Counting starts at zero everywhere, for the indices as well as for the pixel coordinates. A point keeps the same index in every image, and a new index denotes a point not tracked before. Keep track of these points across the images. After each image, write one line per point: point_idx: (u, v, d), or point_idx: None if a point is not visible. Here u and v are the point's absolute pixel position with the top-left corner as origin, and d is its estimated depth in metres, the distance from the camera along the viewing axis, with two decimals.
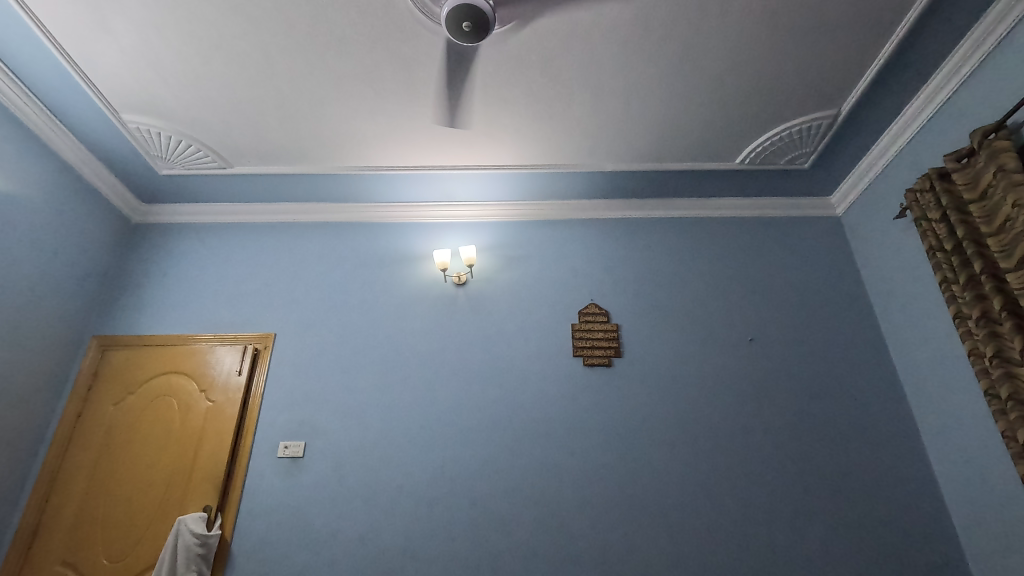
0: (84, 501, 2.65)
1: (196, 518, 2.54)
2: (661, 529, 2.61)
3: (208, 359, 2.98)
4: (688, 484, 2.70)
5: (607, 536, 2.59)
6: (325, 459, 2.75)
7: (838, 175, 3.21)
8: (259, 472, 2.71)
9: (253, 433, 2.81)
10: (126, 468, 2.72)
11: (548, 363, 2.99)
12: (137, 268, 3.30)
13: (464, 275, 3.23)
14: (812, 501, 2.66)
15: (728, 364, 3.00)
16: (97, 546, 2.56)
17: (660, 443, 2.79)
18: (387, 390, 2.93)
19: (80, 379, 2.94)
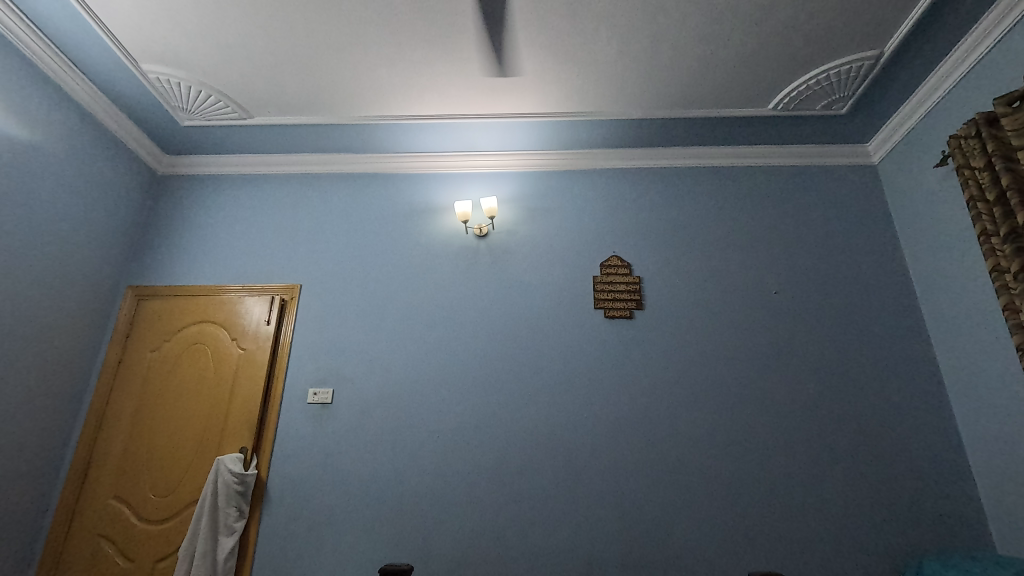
0: (129, 441, 2.81)
1: (233, 458, 2.67)
2: (678, 476, 2.66)
3: (238, 309, 3.07)
4: (707, 435, 2.73)
5: (625, 483, 2.66)
6: (353, 405, 2.85)
7: (876, 121, 3.06)
8: (290, 417, 2.84)
9: (283, 380, 2.92)
10: (166, 411, 2.86)
11: (569, 315, 3.01)
12: (165, 220, 3.36)
13: (485, 227, 3.21)
14: (831, 453, 2.68)
15: (751, 317, 2.97)
16: (144, 482, 2.73)
17: (680, 394, 2.82)
18: (410, 340, 2.99)
19: (118, 327, 3.07)
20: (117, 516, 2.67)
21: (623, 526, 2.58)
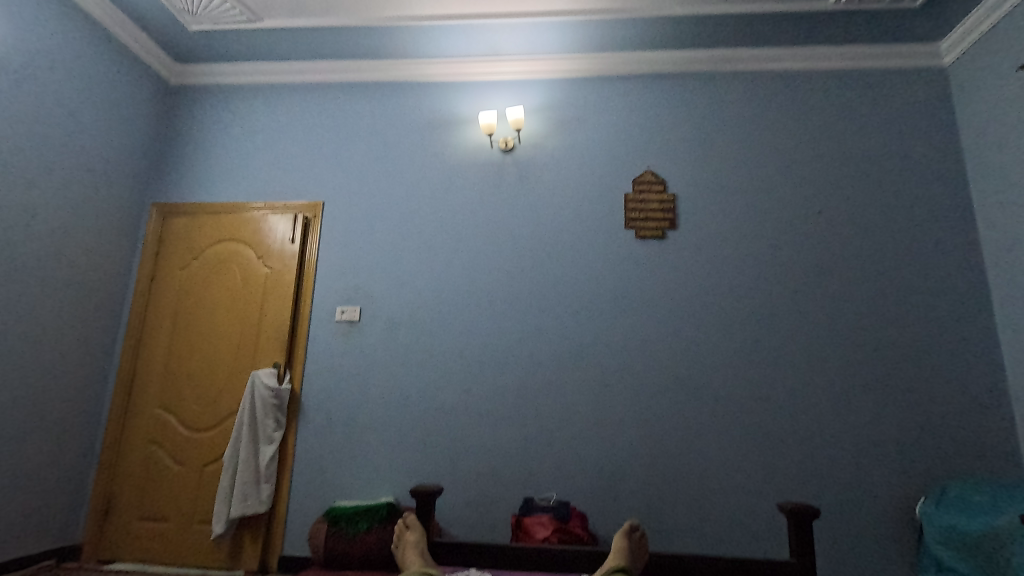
0: (168, 356, 2.92)
1: (268, 373, 2.76)
2: (704, 399, 2.65)
3: (262, 227, 3.04)
4: (736, 359, 2.69)
5: (650, 404, 2.66)
6: (380, 324, 2.87)
7: (955, 14, 2.69)
8: (320, 334, 2.88)
9: (311, 298, 2.94)
10: (200, 327, 2.94)
11: (599, 235, 2.89)
12: (181, 135, 3.27)
13: (511, 141, 3.04)
14: (864, 379, 2.63)
15: (791, 238, 2.81)
16: (185, 393, 2.86)
17: (711, 317, 2.75)
18: (435, 258, 2.94)
19: (148, 245, 3.11)
20: (163, 424, 2.83)
21: (646, 445, 2.62)
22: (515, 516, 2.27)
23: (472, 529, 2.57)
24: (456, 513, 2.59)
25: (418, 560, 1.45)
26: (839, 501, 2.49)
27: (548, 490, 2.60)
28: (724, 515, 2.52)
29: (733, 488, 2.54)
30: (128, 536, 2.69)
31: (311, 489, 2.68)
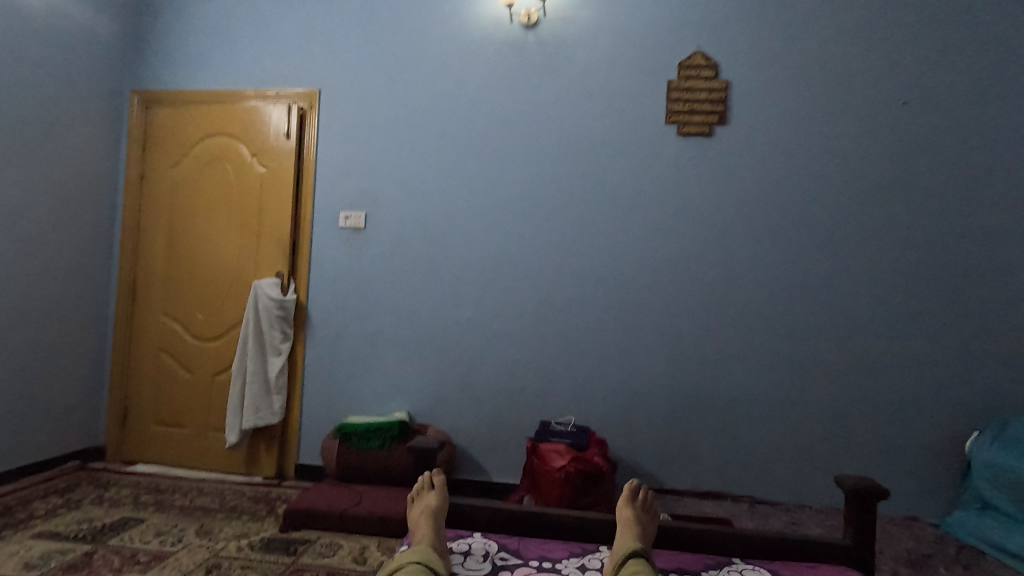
0: (167, 261, 2.76)
1: (271, 283, 2.58)
2: (742, 321, 2.41)
3: (254, 119, 2.70)
4: (781, 277, 2.39)
5: (680, 325, 2.43)
6: (387, 232, 2.60)
7: None
8: (324, 241, 2.65)
9: (312, 201, 2.66)
10: (198, 231, 2.73)
11: (635, 131, 2.49)
12: (155, 8, 2.84)
13: (535, 14, 2.55)
14: (928, 304, 2.32)
15: (863, 137, 2.38)
16: (189, 301, 2.73)
17: (758, 230, 2.41)
18: (447, 157, 2.59)
19: (133, 140, 2.82)
20: (170, 332, 2.74)
21: (673, 369, 2.42)
22: (530, 442, 2.15)
23: (486, 447, 2.49)
24: (470, 430, 2.51)
25: (430, 534, 1.08)
26: (879, 432, 2.32)
27: (566, 411, 2.46)
28: (752, 443, 2.37)
29: (765, 416, 2.37)
30: (147, 440, 2.72)
31: (323, 401, 2.61)
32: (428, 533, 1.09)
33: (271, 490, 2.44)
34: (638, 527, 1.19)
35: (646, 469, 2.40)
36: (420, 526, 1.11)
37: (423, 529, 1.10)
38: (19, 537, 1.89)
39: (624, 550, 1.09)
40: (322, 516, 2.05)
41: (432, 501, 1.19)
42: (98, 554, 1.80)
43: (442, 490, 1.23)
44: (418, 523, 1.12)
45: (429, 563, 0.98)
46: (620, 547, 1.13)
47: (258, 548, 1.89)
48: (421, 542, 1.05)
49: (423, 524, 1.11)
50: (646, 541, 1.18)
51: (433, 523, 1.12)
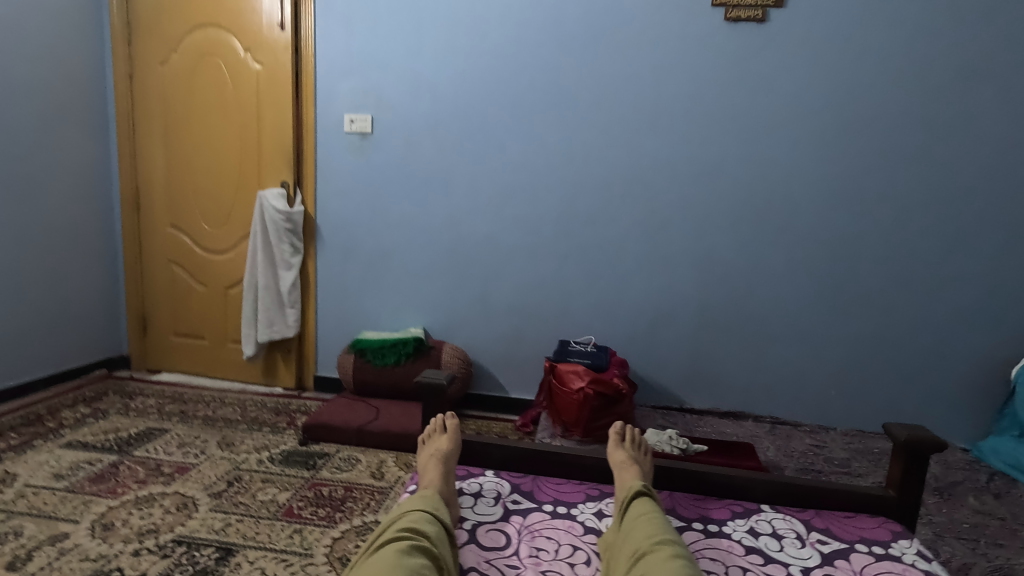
0: (168, 169, 2.62)
1: (276, 194, 2.43)
2: (782, 237, 2.20)
3: (244, 7, 2.41)
4: (830, 189, 2.15)
5: (714, 241, 2.24)
6: (396, 137, 2.39)
7: None
8: (329, 147, 2.45)
9: (313, 103, 2.43)
10: (196, 137, 2.56)
11: (675, 15, 2.14)
12: None
13: None
14: (994, 219, 2.08)
15: (946, 21, 2.01)
16: (195, 212, 2.62)
17: (810, 134, 2.13)
18: (458, 48, 2.30)
19: (117, 33, 2.57)
20: (179, 244, 2.66)
21: (702, 287, 2.27)
22: (549, 362, 2.08)
23: (503, 363, 2.44)
24: (487, 347, 2.45)
25: (439, 481, 1.02)
26: (919, 356, 2.18)
27: (586, 329, 2.37)
28: (781, 365, 2.27)
29: (797, 337, 2.24)
30: (169, 350, 2.74)
31: (337, 316, 2.56)
32: (436, 478, 1.02)
33: (291, 402, 2.46)
34: (636, 467, 1.09)
35: (667, 388, 2.34)
36: (428, 471, 1.04)
37: (432, 473, 1.04)
38: (48, 446, 1.94)
39: (623, 494, 0.99)
40: (339, 431, 2.06)
41: (443, 446, 1.12)
42: (124, 466, 1.83)
43: (455, 435, 1.16)
44: (427, 467, 1.06)
45: (436, 511, 0.91)
46: (621, 490, 1.03)
47: (278, 461, 1.91)
48: (428, 488, 0.99)
49: (431, 468, 1.05)
50: (647, 480, 1.08)
51: (442, 468, 1.05)
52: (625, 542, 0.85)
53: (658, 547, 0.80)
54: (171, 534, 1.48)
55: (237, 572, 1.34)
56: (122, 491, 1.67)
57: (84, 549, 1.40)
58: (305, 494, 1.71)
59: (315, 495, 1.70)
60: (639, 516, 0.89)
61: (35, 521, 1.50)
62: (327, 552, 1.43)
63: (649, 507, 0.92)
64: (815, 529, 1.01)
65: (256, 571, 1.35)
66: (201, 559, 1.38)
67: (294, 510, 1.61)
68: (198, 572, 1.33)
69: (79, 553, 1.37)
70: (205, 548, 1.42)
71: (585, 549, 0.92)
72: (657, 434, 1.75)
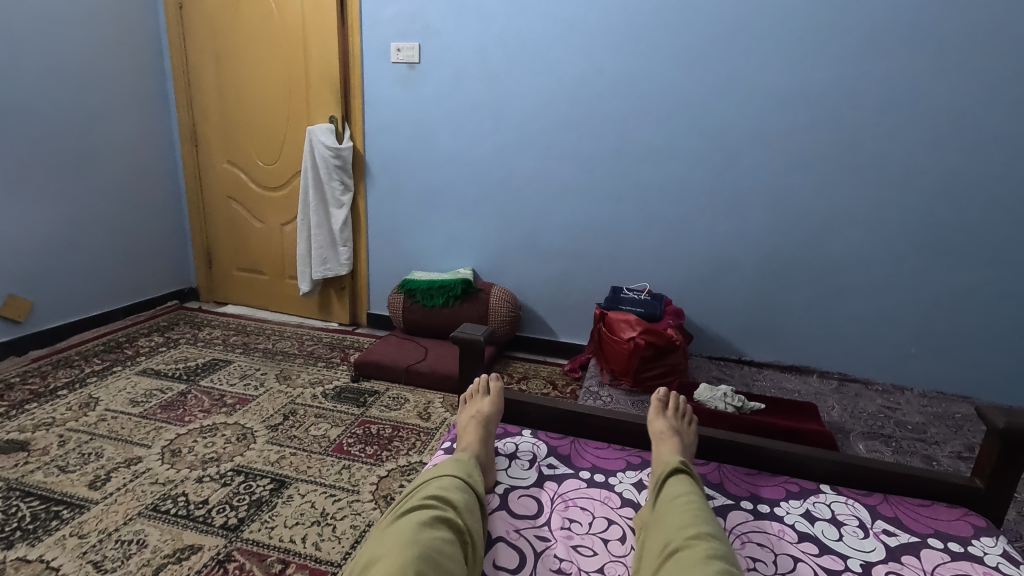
0: (222, 104, 2.61)
1: (325, 130, 2.39)
2: (871, 177, 1.94)
3: None
4: (937, 120, 1.84)
5: (788, 181, 2.01)
6: (443, 66, 2.25)
7: None
8: (375, 79, 2.34)
9: (359, 31, 2.30)
10: (246, 70, 2.52)
11: None
12: None
13: None
14: None
15: None
16: (249, 148, 2.62)
17: (919, 55, 1.80)
18: None
19: None
20: (236, 180, 2.70)
21: (772, 232, 2.07)
22: (599, 310, 1.99)
23: (553, 307, 2.38)
24: (536, 290, 2.38)
25: (477, 445, 0.99)
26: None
27: (639, 274, 2.25)
28: (855, 318, 2.07)
29: (878, 290, 2.02)
30: (233, 284, 2.86)
31: (388, 255, 2.55)
32: (474, 443, 0.99)
33: (345, 337, 2.53)
34: (674, 439, 1.02)
35: (724, 338, 2.22)
36: (467, 434, 1.02)
37: (469, 437, 1.01)
38: (126, 373, 2.09)
39: (661, 469, 0.94)
40: (389, 370, 2.09)
41: (484, 407, 1.08)
42: (191, 395, 1.95)
43: (498, 399, 1.12)
44: (467, 430, 1.03)
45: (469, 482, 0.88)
46: (659, 463, 0.97)
47: (331, 397, 1.98)
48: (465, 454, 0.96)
49: (469, 432, 1.01)
50: (687, 452, 1.01)
51: (481, 433, 1.02)
52: (656, 531, 0.80)
53: (692, 542, 0.74)
54: (231, 463, 1.57)
55: (289, 504, 1.41)
56: (189, 419, 1.78)
57: (155, 473, 1.50)
58: (355, 431, 1.76)
59: (364, 433, 1.75)
60: (674, 501, 0.83)
61: (114, 443, 1.63)
62: (372, 490, 1.48)
63: (688, 491, 0.85)
64: (881, 518, 0.92)
65: (306, 505, 1.41)
66: (257, 489, 1.45)
67: (344, 447, 1.67)
68: (254, 501, 1.41)
69: (150, 477, 1.48)
70: (261, 479, 1.50)
71: (620, 524, 0.88)
72: (711, 390, 1.65)
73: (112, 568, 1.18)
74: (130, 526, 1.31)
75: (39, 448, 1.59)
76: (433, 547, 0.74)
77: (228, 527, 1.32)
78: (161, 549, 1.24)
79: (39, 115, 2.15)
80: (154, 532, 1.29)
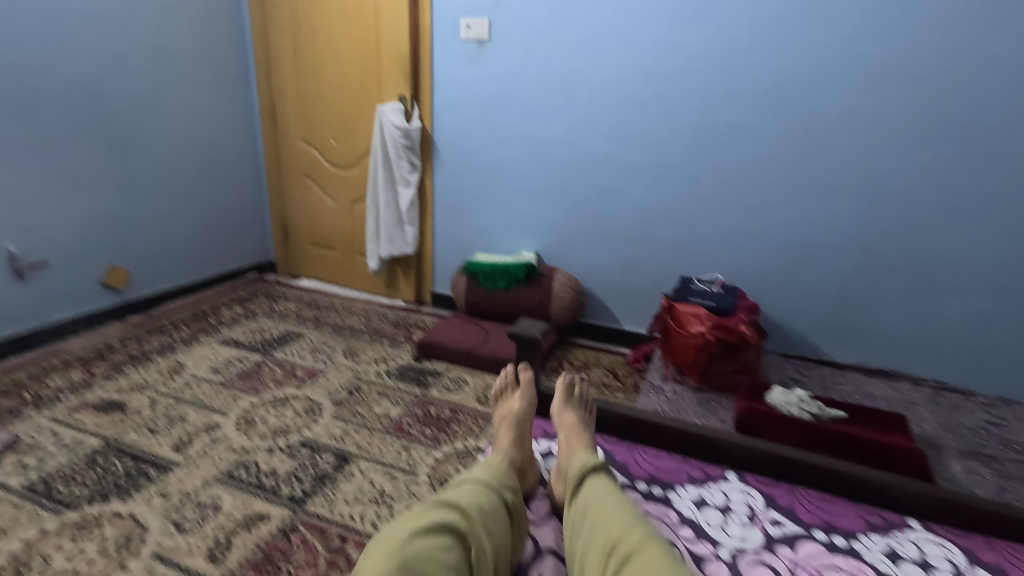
0: (299, 84, 2.68)
1: (394, 110, 2.39)
2: (991, 162, 1.70)
3: None
4: None
5: (889, 167, 1.81)
6: (514, 42, 2.18)
7: None
8: (444, 57, 2.31)
9: (429, 7, 2.26)
10: (322, 49, 2.56)
11: None
12: None
13: None
14: None
15: None
16: (323, 127, 2.69)
17: None
18: None
19: None
20: (311, 158, 2.78)
21: (865, 222, 1.88)
22: (666, 301, 1.91)
23: (617, 294, 2.31)
24: (600, 276, 2.31)
25: (511, 446, 1.03)
26: None
27: (712, 263, 2.12)
28: (958, 321, 1.86)
29: (989, 291, 1.80)
30: (307, 258, 2.98)
31: (453, 235, 2.55)
32: (506, 443, 1.03)
33: (410, 315, 2.58)
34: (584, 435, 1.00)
35: (803, 336, 2.06)
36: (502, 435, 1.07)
37: (502, 438, 1.05)
38: (209, 341, 2.24)
39: (574, 468, 0.91)
40: (450, 352, 2.11)
41: (516, 406, 1.13)
42: (266, 365, 2.06)
43: (527, 394, 1.17)
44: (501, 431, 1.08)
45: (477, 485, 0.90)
46: (570, 460, 0.94)
47: (393, 375, 2.03)
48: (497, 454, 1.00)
49: (502, 432, 1.06)
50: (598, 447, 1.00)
51: (513, 432, 1.07)
52: (596, 538, 0.79)
53: (643, 544, 0.75)
54: (299, 435, 1.64)
55: (350, 481, 1.46)
56: (263, 390, 1.88)
57: (231, 441, 1.60)
58: (415, 411, 1.80)
59: (423, 414, 1.78)
60: (608, 503, 0.82)
61: (195, 410, 1.75)
62: (429, 473, 1.50)
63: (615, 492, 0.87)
64: (980, 564, 0.86)
65: (366, 482, 1.45)
66: (321, 463, 1.52)
67: (403, 427, 1.70)
68: (318, 476, 1.47)
69: (226, 444, 1.58)
70: (325, 454, 1.56)
71: (680, 547, 0.87)
72: (786, 395, 1.55)
73: (190, 530, 1.27)
74: (207, 490, 1.40)
75: (133, 409, 1.74)
76: (423, 555, 0.74)
77: (294, 499, 1.38)
78: (233, 515, 1.32)
79: (135, 97, 2.30)
80: (228, 499, 1.37)
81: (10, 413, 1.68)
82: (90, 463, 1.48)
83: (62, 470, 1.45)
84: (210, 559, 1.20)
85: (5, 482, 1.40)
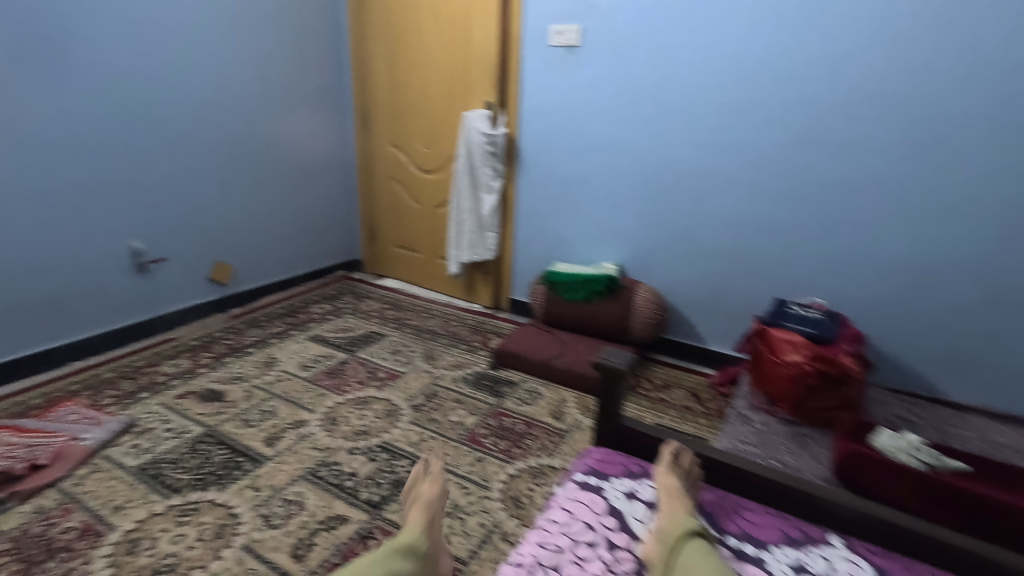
0: (390, 90, 2.76)
1: (481, 117, 2.40)
2: None
3: None
4: None
5: None
6: (605, 49, 2.12)
7: None
8: (533, 65, 2.29)
9: (520, 14, 2.25)
10: (414, 57, 2.62)
11: None
12: None
13: None
14: None
15: None
16: (411, 132, 2.76)
17: None
18: None
19: None
20: (398, 162, 2.86)
21: (998, 248, 1.66)
22: (760, 325, 1.78)
23: (702, 311, 2.20)
24: (685, 291, 2.21)
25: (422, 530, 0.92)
26: None
27: (810, 286, 1.97)
28: None
29: None
30: (391, 259, 3.08)
31: (533, 243, 2.54)
32: (419, 525, 0.93)
33: (486, 321, 2.59)
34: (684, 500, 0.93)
35: (914, 370, 1.87)
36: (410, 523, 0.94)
37: (414, 521, 0.94)
38: (300, 337, 2.36)
39: (671, 531, 0.86)
40: (526, 362, 2.10)
41: (422, 490, 1.03)
42: (350, 364, 2.15)
43: (438, 479, 1.06)
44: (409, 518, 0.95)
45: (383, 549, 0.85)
46: (664, 523, 0.88)
47: (469, 383, 2.04)
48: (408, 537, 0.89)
49: (414, 516, 0.95)
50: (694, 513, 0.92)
51: (426, 515, 0.96)
52: None
53: None
54: (378, 438, 1.69)
55: None
56: (346, 389, 1.96)
57: (316, 439, 1.68)
58: (489, 422, 1.80)
59: (498, 426, 1.78)
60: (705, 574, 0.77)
61: (285, 405, 1.85)
62: (501, 489, 1.49)
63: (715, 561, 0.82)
64: None
65: (440, 493, 1.47)
66: (398, 470, 1.55)
67: (478, 438, 1.71)
68: (395, 482, 1.51)
69: (311, 442, 1.66)
70: (402, 460, 1.59)
71: None
72: (895, 440, 1.40)
73: (278, 525, 1.34)
74: (293, 486, 1.47)
75: (231, 400, 1.86)
76: None
77: (372, 503, 1.42)
78: (316, 514, 1.38)
79: (244, 105, 2.46)
80: (312, 497, 1.44)
81: (129, 396, 1.85)
82: (192, 450, 1.60)
83: (170, 455, 1.58)
84: (294, 556, 1.25)
85: (122, 462, 1.54)
